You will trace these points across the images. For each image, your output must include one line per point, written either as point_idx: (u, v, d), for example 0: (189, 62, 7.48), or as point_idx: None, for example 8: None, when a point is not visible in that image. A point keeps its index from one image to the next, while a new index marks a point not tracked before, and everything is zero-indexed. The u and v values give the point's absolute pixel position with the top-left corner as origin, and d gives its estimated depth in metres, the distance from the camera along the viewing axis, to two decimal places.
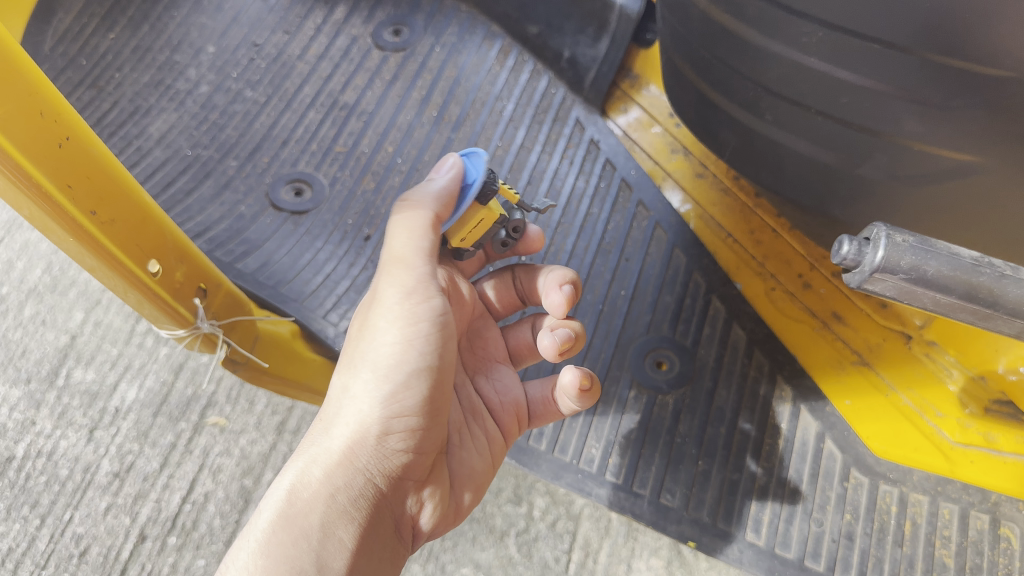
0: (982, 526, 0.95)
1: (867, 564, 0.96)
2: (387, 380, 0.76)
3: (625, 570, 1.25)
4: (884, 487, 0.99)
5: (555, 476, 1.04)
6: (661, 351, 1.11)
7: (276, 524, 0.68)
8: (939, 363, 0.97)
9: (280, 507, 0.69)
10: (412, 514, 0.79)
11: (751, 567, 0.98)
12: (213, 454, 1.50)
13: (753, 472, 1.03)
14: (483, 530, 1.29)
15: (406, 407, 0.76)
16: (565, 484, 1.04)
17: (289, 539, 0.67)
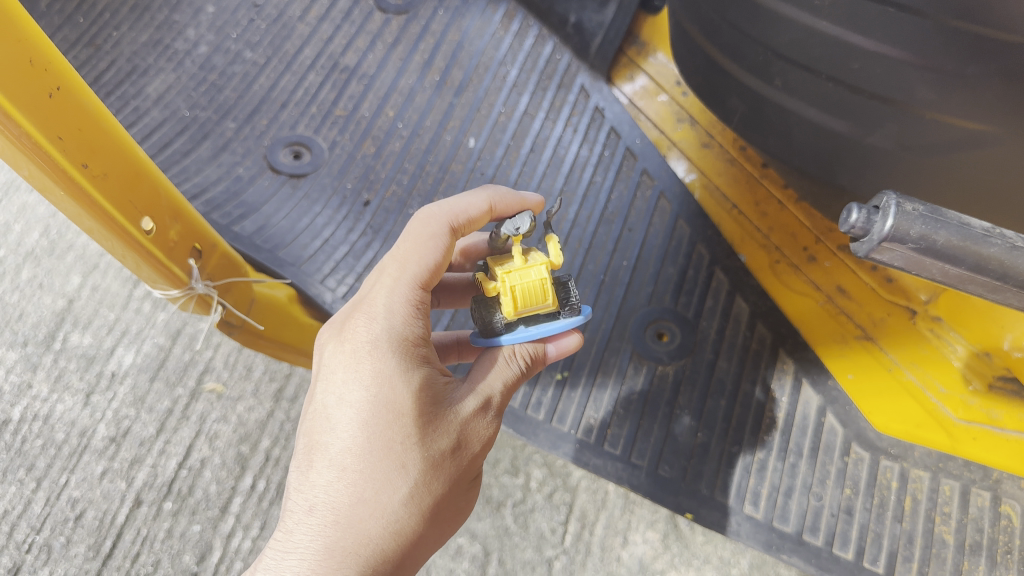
0: (983, 503, 0.94)
1: (865, 539, 0.95)
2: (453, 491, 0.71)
3: (621, 542, 1.26)
4: (885, 462, 0.98)
5: (552, 446, 1.03)
6: (662, 322, 1.10)
7: None
8: (943, 339, 0.95)
9: None
10: None
11: (749, 540, 0.97)
12: (209, 421, 1.49)
13: (753, 445, 1.01)
14: (480, 500, 1.30)
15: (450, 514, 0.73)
16: (563, 453, 1.03)
17: None
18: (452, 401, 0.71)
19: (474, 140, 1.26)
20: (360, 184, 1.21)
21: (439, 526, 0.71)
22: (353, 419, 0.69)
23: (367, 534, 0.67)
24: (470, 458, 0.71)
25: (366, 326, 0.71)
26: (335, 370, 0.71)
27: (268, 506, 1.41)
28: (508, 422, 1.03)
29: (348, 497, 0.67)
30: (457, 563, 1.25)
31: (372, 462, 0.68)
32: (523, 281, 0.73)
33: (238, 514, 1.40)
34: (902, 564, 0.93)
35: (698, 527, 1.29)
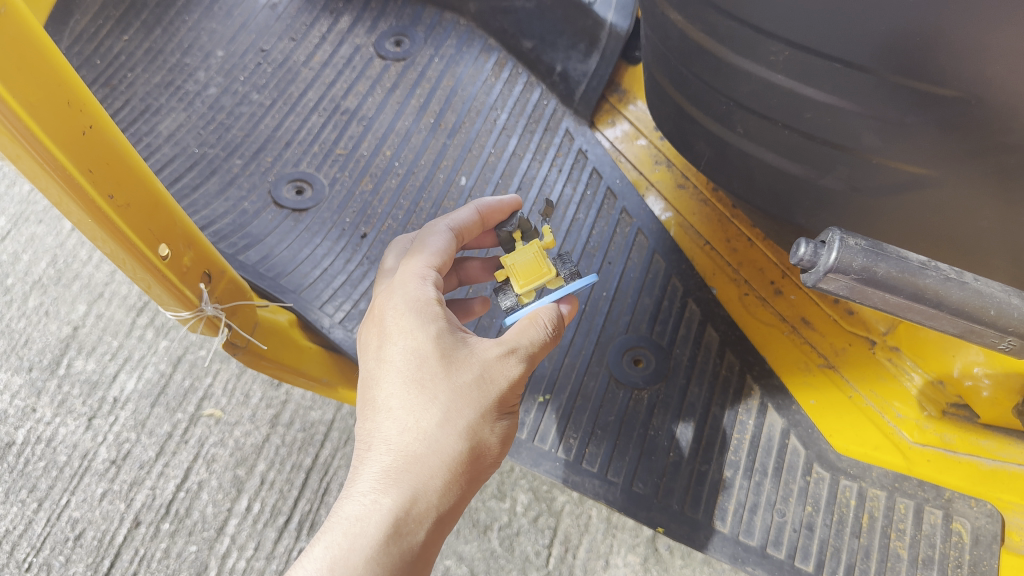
0: (935, 521, 0.97)
1: (824, 552, 1.00)
2: (490, 419, 0.77)
3: (603, 565, 1.35)
4: (844, 481, 1.03)
5: (534, 463, 1.09)
6: (639, 349, 1.16)
7: (386, 546, 0.70)
8: (901, 368, 1.04)
9: (385, 529, 0.70)
10: None
11: (715, 553, 1.02)
12: (208, 445, 1.55)
13: (721, 465, 1.07)
14: (467, 524, 1.40)
15: (497, 450, 0.79)
16: (543, 470, 1.09)
17: (397, 558, 0.70)
18: (488, 354, 0.79)
19: (465, 178, 1.34)
20: (358, 218, 1.29)
21: (480, 459, 0.77)
22: (395, 341, 0.79)
23: (430, 495, 0.73)
24: (496, 391, 0.78)
25: (424, 290, 0.82)
26: (400, 318, 0.80)
27: (263, 526, 1.46)
28: None
29: (400, 414, 0.76)
30: None
31: (411, 377, 0.77)
32: (528, 270, 0.93)
33: (234, 535, 1.46)
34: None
35: (677, 548, 1.38)
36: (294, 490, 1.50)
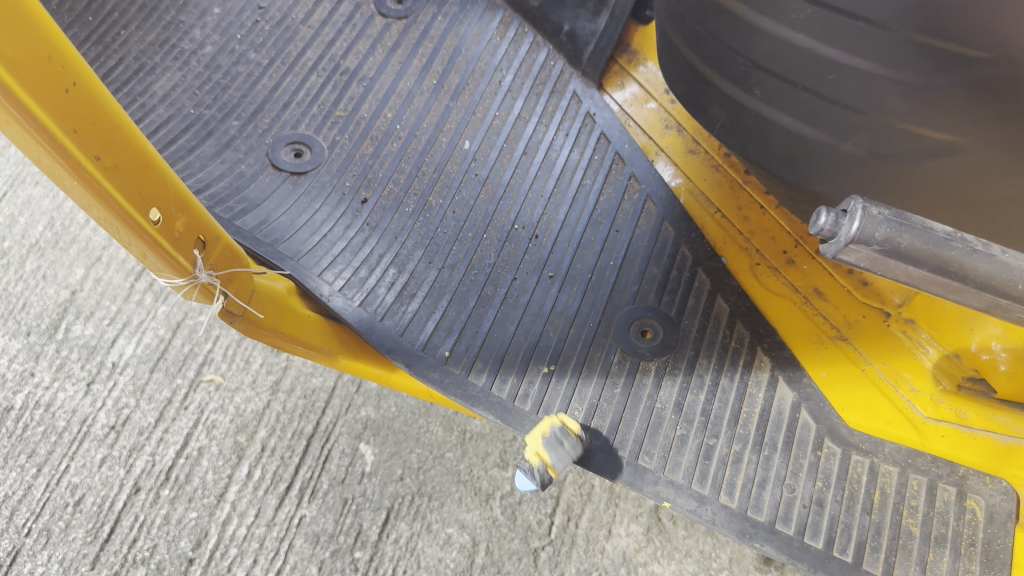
0: (949, 498, 0.94)
1: (835, 529, 0.96)
2: None
3: (605, 534, 1.38)
4: (856, 457, 0.99)
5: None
6: (646, 320, 1.13)
7: None
8: (915, 341, 1.01)
9: None
10: None
11: (723, 529, 0.98)
12: (208, 411, 1.54)
13: (729, 438, 1.03)
14: (470, 492, 1.44)
15: None
16: None
17: None
18: None
19: (469, 143, 1.30)
20: (358, 182, 1.25)
21: None
22: None
23: None
24: None
25: None
26: None
27: (263, 493, 1.44)
28: (494, 412, 1.05)
29: None
30: (446, 551, 1.37)
31: None
32: None
33: (234, 501, 1.44)
34: (868, 553, 0.94)
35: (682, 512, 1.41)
36: (295, 457, 1.48)
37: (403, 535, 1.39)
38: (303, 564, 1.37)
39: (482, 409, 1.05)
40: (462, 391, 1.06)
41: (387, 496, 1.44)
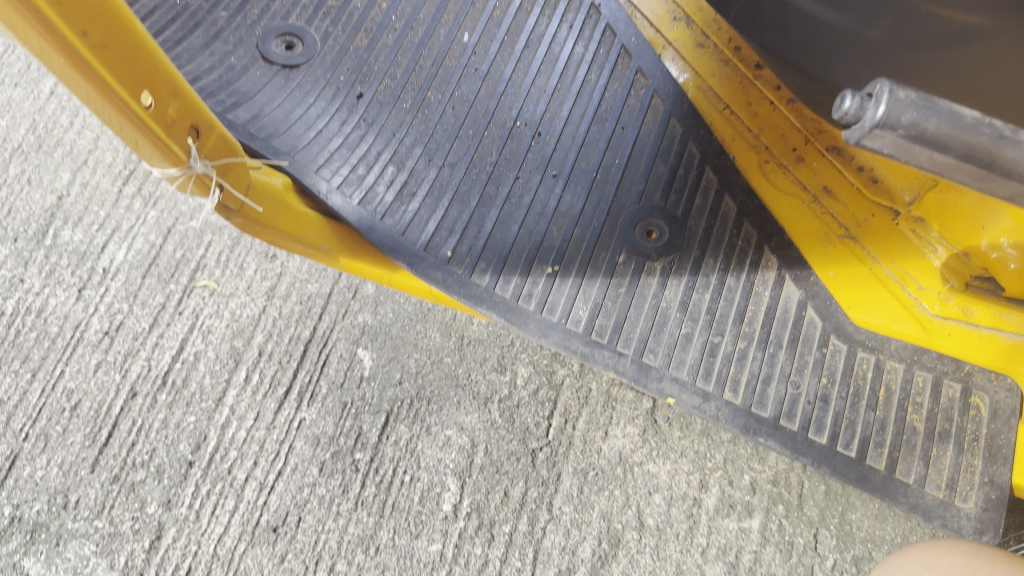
0: (954, 394, 0.96)
1: (840, 425, 0.97)
2: None
3: (602, 435, 1.46)
4: (862, 354, 1.00)
5: (544, 336, 1.04)
6: (651, 220, 1.11)
7: None
8: (925, 239, 1.00)
9: None
10: None
11: (727, 424, 0.99)
12: (203, 316, 1.55)
13: (735, 336, 1.04)
14: (468, 396, 1.50)
15: None
16: (552, 341, 1.03)
17: None
18: None
19: (469, 35, 1.25)
20: (353, 76, 1.21)
21: None
22: None
23: None
24: None
25: None
26: None
27: (262, 398, 1.48)
28: (500, 313, 1.04)
29: None
30: (445, 453, 1.45)
31: None
32: None
33: (233, 405, 1.48)
34: (874, 444, 0.96)
35: (676, 409, 1.48)
36: (293, 361, 1.51)
37: (402, 438, 1.46)
38: (303, 465, 1.44)
39: (487, 309, 1.04)
40: (467, 292, 1.05)
41: (386, 400, 1.49)
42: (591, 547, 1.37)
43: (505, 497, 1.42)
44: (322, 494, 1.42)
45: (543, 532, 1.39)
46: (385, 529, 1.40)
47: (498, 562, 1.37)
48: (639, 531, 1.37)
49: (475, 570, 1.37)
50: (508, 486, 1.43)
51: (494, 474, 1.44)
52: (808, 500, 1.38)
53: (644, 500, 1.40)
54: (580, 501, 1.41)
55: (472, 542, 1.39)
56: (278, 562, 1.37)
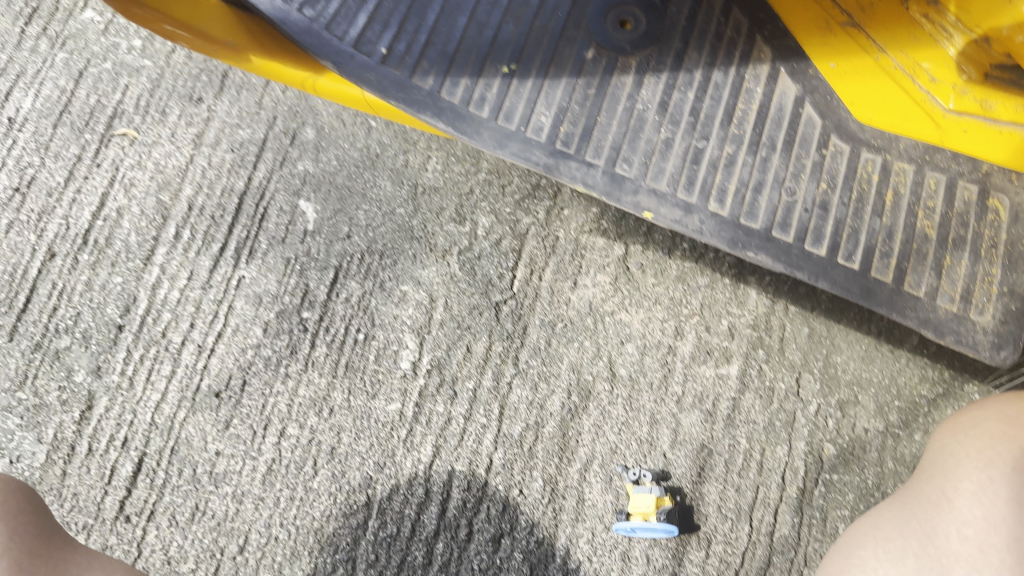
0: (970, 197, 1.01)
1: (841, 235, 1.01)
2: None
3: (570, 285, 1.35)
4: (867, 155, 1.03)
5: (498, 146, 1.03)
6: (625, 10, 1.08)
7: None
8: (939, 28, 1.01)
9: None
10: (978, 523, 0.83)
11: (713, 237, 1.02)
12: (124, 168, 1.39)
13: (720, 139, 1.05)
14: (424, 249, 1.36)
15: None
16: (509, 153, 1.03)
17: None
18: None
19: None
20: None
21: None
22: None
23: None
24: None
25: None
26: None
27: (195, 256, 1.34)
28: (446, 121, 1.03)
29: None
30: (401, 309, 1.33)
31: None
32: None
33: (164, 265, 1.34)
34: (849, 233, 1.01)
35: (649, 254, 1.35)
36: (227, 216, 1.35)
37: (354, 295, 1.33)
38: (245, 326, 1.31)
39: (430, 116, 1.02)
40: (405, 98, 1.03)
41: (333, 255, 1.35)
42: (560, 400, 1.28)
43: (469, 353, 1.31)
44: (267, 356, 1.30)
45: (509, 388, 1.29)
46: (339, 391, 1.29)
47: (462, 420, 1.28)
48: (611, 381, 1.29)
49: (438, 429, 1.27)
50: (470, 341, 1.32)
51: (455, 329, 1.32)
52: (790, 343, 1.29)
53: (616, 350, 1.31)
54: (548, 354, 1.31)
55: (434, 400, 1.29)
56: (222, 428, 1.27)
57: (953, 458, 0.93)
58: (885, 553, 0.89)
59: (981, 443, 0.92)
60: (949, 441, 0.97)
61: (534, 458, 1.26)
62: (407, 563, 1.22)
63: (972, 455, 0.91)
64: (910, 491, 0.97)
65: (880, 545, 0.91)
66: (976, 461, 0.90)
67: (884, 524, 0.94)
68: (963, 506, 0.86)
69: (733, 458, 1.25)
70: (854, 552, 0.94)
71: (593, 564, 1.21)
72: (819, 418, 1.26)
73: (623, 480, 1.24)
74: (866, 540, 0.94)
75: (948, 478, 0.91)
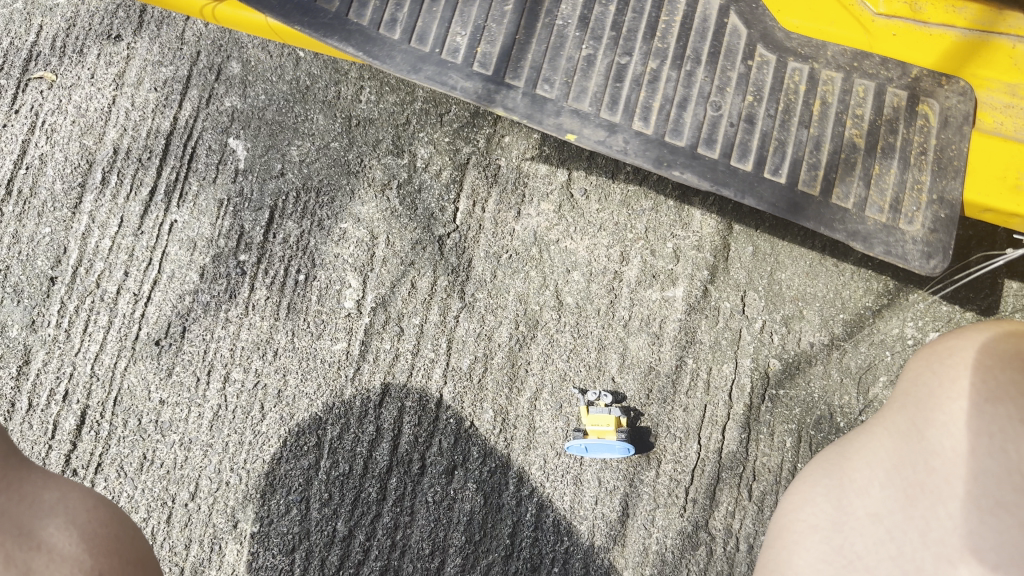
0: (899, 103, 0.97)
1: (768, 147, 0.97)
2: None
3: (514, 216, 1.32)
4: (794, 65, 1.00)
5: (412, 70, 0.97)
6: None
7: None
8: None
9: None
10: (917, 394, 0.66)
11: (638, 158, 0.97)
12: (44, 113, 1.35)
13: (643, 54, 1.00)
14: (363, 183, 1.33)
15: None
16: (424, 78, 0.97)
17: None
18: None
19: None
20: None
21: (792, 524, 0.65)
22: None
23: None
24: None
25: None
26: None
27: (125, 202, 1.31)
28: (356, 47, 0.96)
29: None
30: (342, 247, 1.30)
31: None
32: None
33: (93, 213, 1.30)
34: (775, 147, 0.97)
35: (592, 179, 1.34)
36: (155, 158, 1.33)
37: (292, 235, 1.30)
38: (181, 272, 1.28)
39: (337, 41, 0.96)
40: (311, 22, 0.96)
41: (267, 194, 1.32)
42: (508, 331, 1.27)
43: (413, 289, 1.29)
44: (205, 301, 1.27)
45: (456, 321, 1.27)
46: (282, 333, 1.26)
47: (409, 356, 1.26)
48: (558, 310, 1.28)
49: (385, 366, 1.25)
50: (414, 276, 1.29)
51: (398, 266, 1.30)
52: (734, 263, 1.30)
53: (562, 279, 1.30)
54: (494, 286, 1.29)
55: (380, 337, 1.27)
56: (165, 376, 1.24)
57: (953, 382, 0.64)
58: (863, 501, 0.61)
59: (994, 368, 0.63)
60: (931, 363, 0.68)
61: (484, 390, 1.25)
62: (361, 501, 1.20)
63: (1005, 390, 0.61)
64: (886, 412, 0.68)
65: (851, 491, 0.62)
66: (1010, 401, 0.60)
67: (857, 455, 0.64)
68: (990, 465, 0.57)
69: (680, 379, 1.25)
70: (816, 479, 0.65)
71: (548, 490, 1.21)
72: (764, 334, 1.27)
73: (573, 405, 1.24)
74: (830, 467, 0.65)
75: (952, 411, 0.62)
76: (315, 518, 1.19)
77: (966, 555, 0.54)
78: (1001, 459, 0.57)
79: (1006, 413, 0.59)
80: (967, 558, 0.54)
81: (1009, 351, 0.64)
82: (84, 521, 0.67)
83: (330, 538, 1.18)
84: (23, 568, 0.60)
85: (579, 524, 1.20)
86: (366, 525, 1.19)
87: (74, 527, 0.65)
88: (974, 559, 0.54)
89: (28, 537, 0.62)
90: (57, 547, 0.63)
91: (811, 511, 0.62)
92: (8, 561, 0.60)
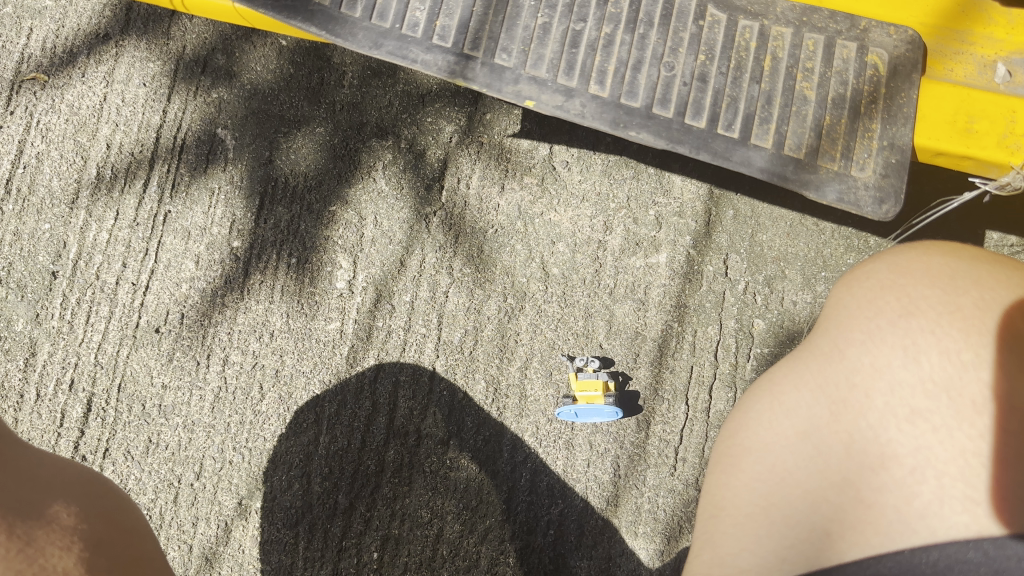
0: (848, 54, 1.00)
1: (721, 104, 0.99)
2: None
3: (498, 191, 1.35)
4: (744, 23, 1.03)
5: (374, 46, 0.99)
6: None
7: None
8: None
9: None
10: (833, 326, 0.66)
11: (595, 120, 0.99)
12: (39, 113, 1.39)
13: (598, 19, 1.03)
14: (351, 167, 1.36)
15: None
16: (385, 53, 1.00)
17: None
18: None
19: None
20: None
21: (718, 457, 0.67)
22: None
23: None
24: None
25: None
26: None
27: (120, 195, 1.35)
28: (321, 25, 0.99)
29: None
30: (333, 230, 1.33)
31: None
32: None
33: (89, 208, 1.35)
34: (727, 103, 0.99)
35: (574, 152, 1.37)
36: (146, 152, 1.37)
37: (282, 221, 1.34)
38: (177, 261, 1.32)
39: (300, 21, 0.98)
40: (274, 5, 0.98)
41: (257, 182, 1.35)
42: (497, 304, 1.30)
43: (402, 267, 1.32)
44: (202, 288, 1.31)
45: (446, 296, 1.30)
46: (277, 315, 1.30)
47: (402, 332, 1.29)
48: (545, 281, 1.31)
49: (380, 343, 1.29)
50: (404, 256, 1.32)
51: (388, 246, 1.33)
52: (717, 226, 1.33)
53: (548, 250, 1.32)
54: (481, 262, 1.32)
55: (372, 315, 1.30)
56: (166, 362, 1.28)
57: (871, 297, 0.65)
58: (791, 421, 0.62)
59: (907, 279, 0.64)
60: (849, 282, 0.68)
61: (475, 361, 1.28)
62: (360, 473, 1.23)
63: (917, 303, 0.62)
64: (812, 333, 0.68)
65: (780, 412, 0.63)
66: (922, 313, 0.62)
67: (784, 376, 0.65)
68: (905, 377, 0.60)
69: (666, 343, 1.28)
70: (748, 404, 0.66)
71: (542, 456, 1.24)
72: (748, 295, 1.30)
73: (563, 373, 1.27)
74: (762, 388, 0.66)
75: (870, 326, 0.63)
76: (317, 492, 1.23)
77: (888, 462, 0.59)
78: (914, 370, 0.60)
79: (918, 326, 0.61)
80: (888, 465, 0.59)
81: (923, 259, 0.65)
82: (79, 493, 0.71)
83: (333, 511, 1.22)
84: (25, 538, 0.63)
85: (573, 487, 1.23)
86: (367, 496, 1.22)
87: (71, 502, 0.69)
88: (895, 465, 0.58)
89: (26, 511, 0.65)
90: (56, 520, 0.66)
91: (745, 434, 0.64)
92: (10, 531, 0.63)
